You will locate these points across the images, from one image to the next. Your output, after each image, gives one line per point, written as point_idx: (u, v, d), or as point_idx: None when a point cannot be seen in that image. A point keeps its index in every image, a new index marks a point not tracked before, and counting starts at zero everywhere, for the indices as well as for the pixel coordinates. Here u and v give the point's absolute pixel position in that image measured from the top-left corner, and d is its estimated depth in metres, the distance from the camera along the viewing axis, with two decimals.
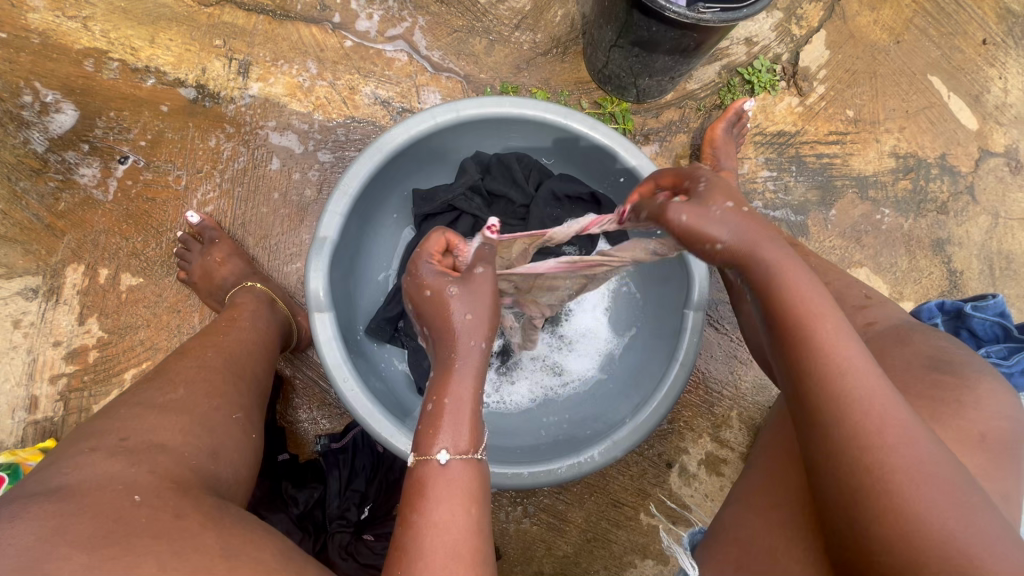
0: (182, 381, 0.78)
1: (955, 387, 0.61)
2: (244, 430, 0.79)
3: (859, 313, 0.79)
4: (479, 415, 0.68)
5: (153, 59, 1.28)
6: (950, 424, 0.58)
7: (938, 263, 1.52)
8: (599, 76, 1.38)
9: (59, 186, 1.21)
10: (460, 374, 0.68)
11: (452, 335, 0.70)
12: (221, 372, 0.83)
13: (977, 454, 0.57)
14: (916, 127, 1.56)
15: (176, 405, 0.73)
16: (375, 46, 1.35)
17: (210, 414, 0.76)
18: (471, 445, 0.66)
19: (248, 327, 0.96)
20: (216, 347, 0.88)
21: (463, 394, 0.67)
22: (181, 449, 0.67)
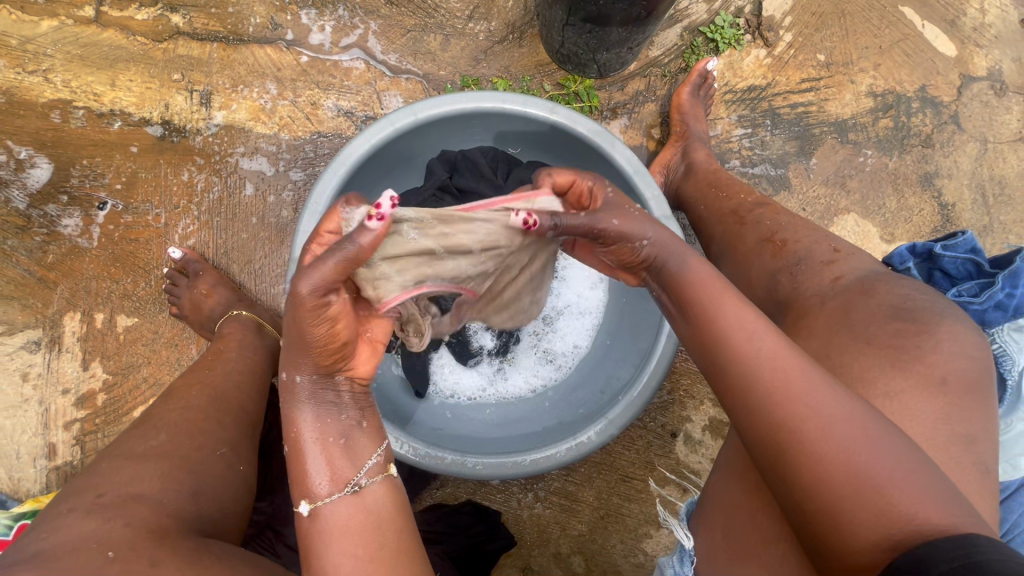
0: (163, 426, 0.82)
1: (916, 333, 0.67)
2: (229, 465, 0.83)
3: (828, 268, 0.80)
4: (346, 449, 0.70)
5: (116, 102, 1.30)
6: (912, 371, 0.64)
7: (928, 198, 1.48)
8: (558, 56, 1.36)
9: (45, 239, 1.25)
10: (307, 420, 0.69)
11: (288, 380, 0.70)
12: (204, 412, 0.86)
13: (937, 397, 0.62)
14: (892, 62, 1.52)
15: (154, 454, 0.76)
16: (331, 58, 1.35)
17: (192, 455, 0.79)
18: (336, 484, 0.68)
19: (233, 359, 1.00)
20: (200, 386, 0.91)
21: (322, 435, 0.69)
22: (158, 497, 0.70)
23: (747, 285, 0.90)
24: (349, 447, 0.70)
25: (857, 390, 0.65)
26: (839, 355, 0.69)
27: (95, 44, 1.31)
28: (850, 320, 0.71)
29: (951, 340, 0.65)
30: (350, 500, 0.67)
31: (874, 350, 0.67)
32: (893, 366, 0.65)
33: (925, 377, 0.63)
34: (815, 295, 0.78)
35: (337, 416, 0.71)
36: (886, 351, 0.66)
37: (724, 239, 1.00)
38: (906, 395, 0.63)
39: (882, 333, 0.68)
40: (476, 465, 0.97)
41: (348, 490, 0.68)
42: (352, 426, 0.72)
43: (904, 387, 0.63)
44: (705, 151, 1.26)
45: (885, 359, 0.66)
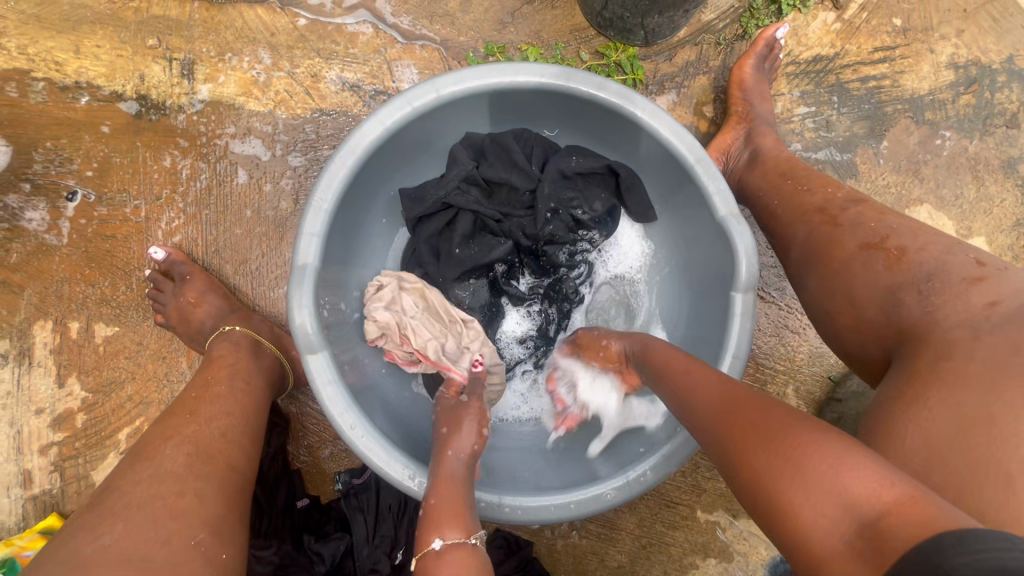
0: (124, 509, 0.61)
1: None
2: (210, 556, 0.62)
3: (976, 288, 0.63)
4: (469, 510, 0.73)
5: (82, 72, 1.11)
6: None
7: (1011, 187, 1.31)
8: (599, 20, 1.17)
9: (7, 235, 1.08)
10: (449, 469, 0.79)
11: (443, 442, 0.85)
12: (180, 480, 0.66)
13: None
14: (977, 28, 1.32)
15: (113, 552, 0.57)
16: (333, 20, 1.15)
17: (157, 551, 0.58)
18: (464, 530, 0.69)
19: (221, 396, 0.82)
20: (177, 440, 0.72)
21: (455, 492, 0.75)
22: None
23: (848, 305, 0.74)
24: (466, 508, 0.73)
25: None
26: (1010, 413, 0.51)
27: (54, 3, 1.11)
28: (1020, 365, 0.53)
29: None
30: (470, 550, 0.67)
31: None
32: None
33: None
34: (964, 326, 0.60)
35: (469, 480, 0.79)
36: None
37: (810, 244, 0.83)
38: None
39: None
40: (516, 507, 0.84)
41: (472, 542, 0.68)
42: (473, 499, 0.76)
43: None
44: (773, 135, 1.08)
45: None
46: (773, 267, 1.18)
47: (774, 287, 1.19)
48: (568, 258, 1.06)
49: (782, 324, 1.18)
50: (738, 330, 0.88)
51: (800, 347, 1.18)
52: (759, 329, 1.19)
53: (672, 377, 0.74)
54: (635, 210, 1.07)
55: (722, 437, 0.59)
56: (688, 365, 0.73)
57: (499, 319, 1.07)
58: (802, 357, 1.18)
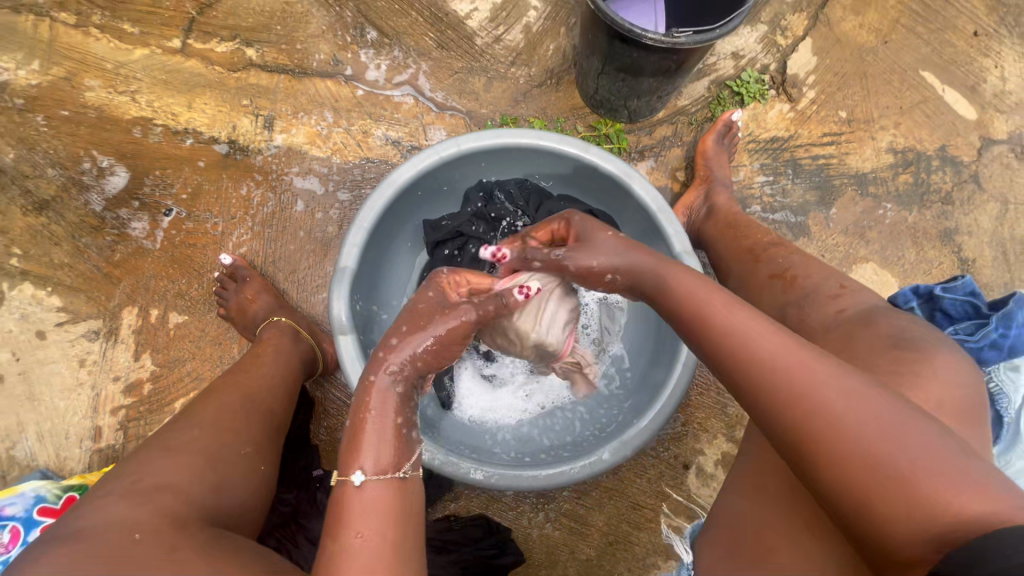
0: (198, 422, 0.88)
1: (915, 360, 0.68)
2: (252, 465, 0.88)
3: (833, 300, 0.85)
4: (401, 440, 0.76)
5: (191, 121, 1.45)
6: (909, 394, 0.65)
7: (948, 253, 1.52)
8: (592, 101, 1.47)
9: (115, 239, 1.37)
10: (380, 413, 0.76)
11: (369, 403, 0.76)
12: (235, 412, 0.93)
13: (936, 419, 0.63)
14: (912, 121, 1.59)
15: (190, 446, 0.83)
16: (384, 92, 1.48)
17: (219, 451, 0.85)
18: (390, 464, 0.73)
19: (268, 362, 1.09)
20: (235, 386, 0.99)
21: (386, 421, 0.76)
22: (185, 485, 0.76)
23: None
24: (396, 439, 0.75)
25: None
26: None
27: (177, 70, 1.46)
28: (851, 349, 0.74)
29: (945, 368, 0.67)
30: (396, 484, 0.72)
31: (876, 375, 0.69)
32: (891, 391, 0.66)
33: (923, 402, 0.64)
34: (820, 328, 0.82)
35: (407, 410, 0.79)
36: (884, 377, 0.68)
37: (740, 275, 1.05)
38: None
39: (880, 359, 0.71)
40: (494, 474, 1.02)
41: (399, 475, 0.73)
42: (411, 425, 0.79)
43: None
44: (727, 195, 1.33)
45: (881, 384, 0.67)
46: None
47: None
48: None
49: None
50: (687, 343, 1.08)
51: None
52: None
53: (703, 334, 0.74)
54: None
55: (778, 403, 0.62)
56: (728, 317, 0.72)
57: None
58: None
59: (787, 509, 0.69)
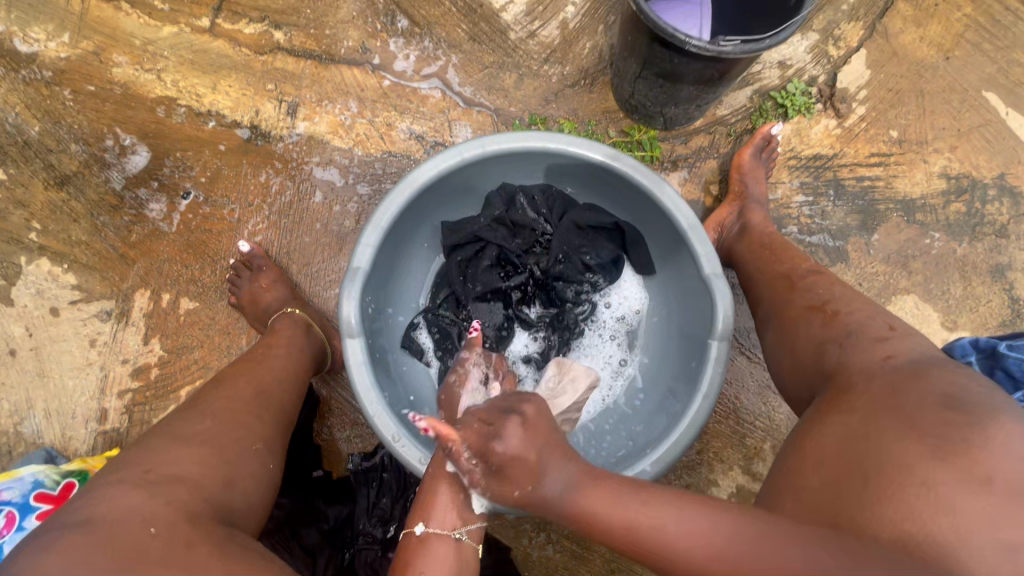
0: (210, 413, 0.85)
1: (967, 426, 0.62)
2: (263, 461, 0.84)
3: (879, 345, 0.78)
4: (458, 502, 0.85)
5: (214, 104, 1.42)
6: (952, 463, 0.60)
7: (998, 290, 1.42)
8: (626, 106, 1.41)
9: (132, 219, 1.36)
10: (442, 473, 0.85)
11: (433, 464, 0.86)
12: (248, 402, 0.90)
13: (981, 495, 0.58)
14: (970, 146, 1.48)
15: (203, 437, 0.80)
16: (411, 84, 1.43)
17: (232, 446, 0.81)
18: (448, 526, 0.85)
19: (281, 354, 1.05)
20: (249, 377, 0.96)
21: (447, 492, 0.85)
22: (198, 479, 0.73)
23: (792, 355, 0.89)
24: (457, 505, 0.85)
25: (889, 475, 0.62)
26: (880, 436, 0.66)
27: (204, 51, 1.43)
28: (897, 402, 0.68)
29: (1003, 439, 0.61)
30: (451, 543, 0.84)
31: (918, 437, 0.63)
32: (934, 458, 0.61)
33: (969, 474, 0.59)
34: (862, 372, 0.75)
35: (459, 479, 0.86)
36: (931, 440, 0.63)
37: (770, 303, 0.99)
38: (947, 491, 0.59)
39: (928, 420, 0.64)
40: None
41: (454, 535, 0.85)
42: (466, 493, 0.86)
43: (944, 479, 0.60)
44: (762, 215, 1.25)
45: (926, 448, 0.62)
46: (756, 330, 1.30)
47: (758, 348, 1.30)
48: (575, 296, 1.23)
49: (764, 384, 1.29)
50: (711, 373, 1.02)
51: (779, 408, 1.28)
52: (743, 386, 1.30)
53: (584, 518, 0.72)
54: (638, 262, 1.24)
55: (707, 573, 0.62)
56: (611, 515, 0.69)
57: (508, 339, 1.25)
58: (780, 417, 1.28)
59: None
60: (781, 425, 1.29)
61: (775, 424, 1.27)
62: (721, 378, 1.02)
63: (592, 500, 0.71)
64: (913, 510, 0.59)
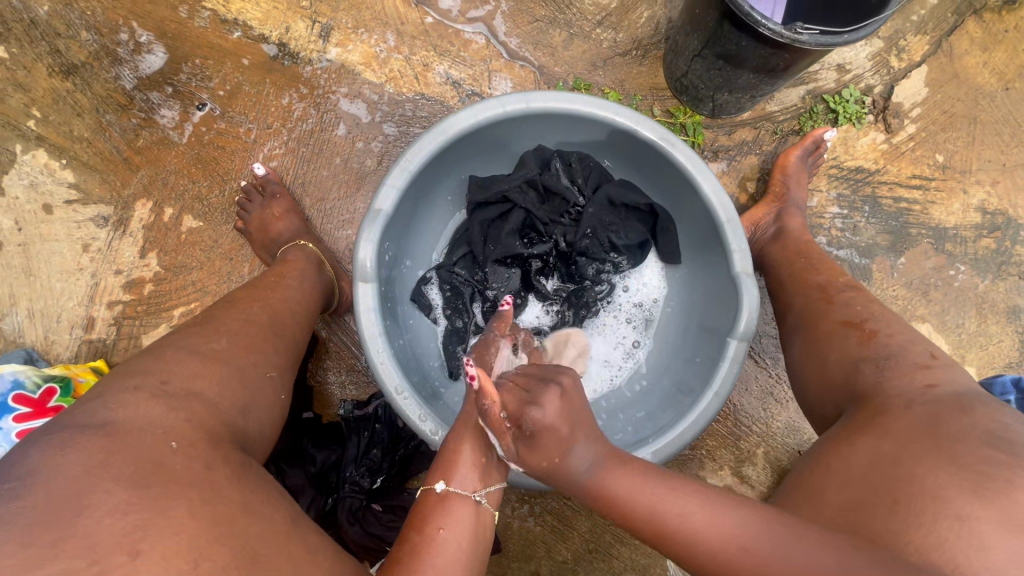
0: (225, 333, 0.81)
1: (1011, 467, 0.59)
2: (275, 391, 0.80)
3: (921, 371, 0.75)
4: (487, 459, 0.78)
5: (242, 13, 1.32)
6: (992, 501, 0.57)
7: (1011, 331, 1.41)
8: (676, 85, 1.34)
9: (140, 123, 1.27)
10: (478, 415, 0.80)
11: (469, 408, 0.81)
12: (262, 329, 0.85)
13: (1019, 538, 0.54)
14: (1011, 183, 1.45)
15: (218, 356, 0.76)
16: (455, 25, 1.34)
17: (249, 371, 0.77)
18: (472, 486, 0.75)
19: (294, 286, 1.00)
20: (262, 304, 0.91)
21: (480, 443, 0.78)
22: (216, 400, 0.69)
23: (822, 365, 0.87)
24: (486, 463, 0.77)
25: (921, 504, 0.59)
26: (914, 464, 0.63)
27: None
28: (937, 433, 0.65)
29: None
30: (472, 506, 0.73)
31: (956, 469, 0.60)
32: (974, 493, 0.58)
33: (1008, 514, 0.55)
34: (901, 397, 0.73)
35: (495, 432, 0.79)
36: (969, 475, 0.59)
37: (805, 311, 0.96)
38: (983, 528, 0.55)
39: (969, 454, 0.61)
40: None
41: (473, 497, 0.74)
42: (496, 450, 0.79)
43: (982, 515, 0.56)
44: (800, 219, 1.21)
45: (964, 482, 0.59)
46: (771, 336, 1.28)
47: (769, 354, 1.28)
48: (596, 274, 1.19)
49: (767, 391, 1.28)
50: (725, 371, 1.00)
51: (778, 416, 1.27)
52: (747, 390, 1.28)
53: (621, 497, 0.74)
54: (665, 248, 1.20)
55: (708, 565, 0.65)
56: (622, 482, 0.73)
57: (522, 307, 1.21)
58: (778, 425, 1.27)
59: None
60: (777, 433, 1.28)
61: (771, 431, 1.27)
62: (734, 378, 1.00)
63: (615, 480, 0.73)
64: (942, 541, 0.56)
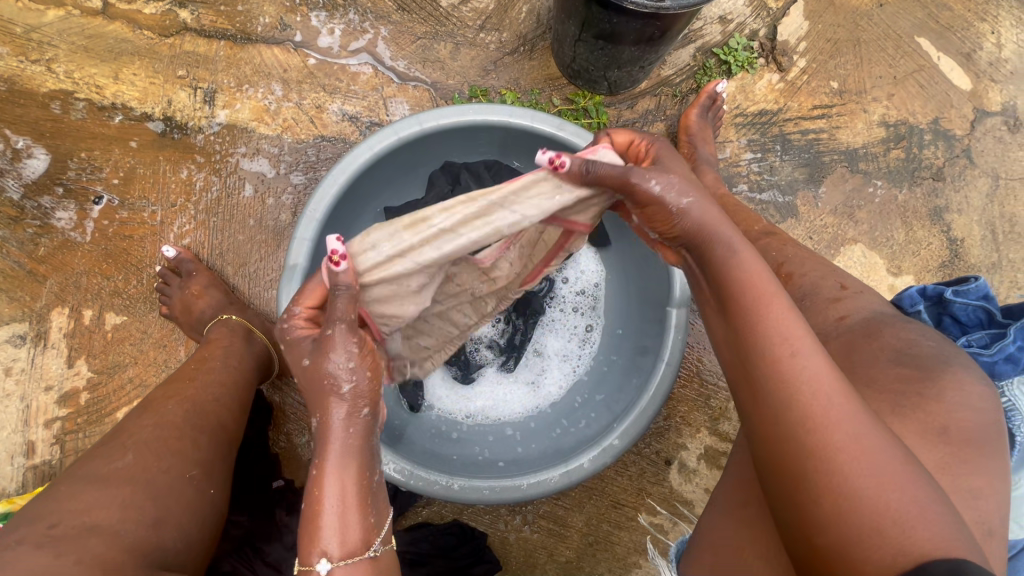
0: (133, 443, 0.78)
1: (921, 379, 0.63)
2: (198, 489, 0.80)
3: (833, 305, 0.77)
4: (368, 498, 0.64)
5: (119, 95, 1.28)
6: (910, 416, 0.61)
7: (937, 233, 1.46)
8: (569, 72, 1.35)
9: (38, 231, 1.23)
10: (342, 451, 0.64)
11: (324, 443, 0.64)
12: (178, 427, 0.83)
13: (936, 446, 0.59)
14: (906, 93, 1.50)
15: (120, 474, 0.74)
16: (339, 61, 1.33)
17: (158, 478, 0.76)
18: (360, 543, 0.62)
19: (217, 368, 0.97)
20: (177, 398, 0.88)
21: (349, 488, 0.63)
22: (116, 526, 0.68)
23: None
24: (369, 503, 0.64)
25: None
26: None
27: (100, 35, 1.28)
28: (852, 362, 0.69)
29: (954, 392, 0.62)
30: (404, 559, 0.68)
31: (876, 393, 0.64)
32: (892, 412, 0.62)
33: (927, 425, 0.60)
34: (818, 334, 0.76)
35: (368, 466, 0.66)
36: (886, 396, 0.63)
37: None
38: (907, 442, 0.59)
39: (884, 376, 0.65)
40: (464, 487, 0.95)
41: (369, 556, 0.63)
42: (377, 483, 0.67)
43: (904, 432, 0.60)
44: (713, 174, 1.23)
45: (884, 404, 0.63)
46: None
47: None
48: None
49: None
50: (671, 340, 1.00)
51: None
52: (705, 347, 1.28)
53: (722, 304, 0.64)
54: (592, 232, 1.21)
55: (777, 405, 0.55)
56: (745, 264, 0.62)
57: None
58: None
59: (748, 535, 0.70)
60: None
61: None
62: (682, 344, 1.00)
63: (720, 227, 0.66)
64: None
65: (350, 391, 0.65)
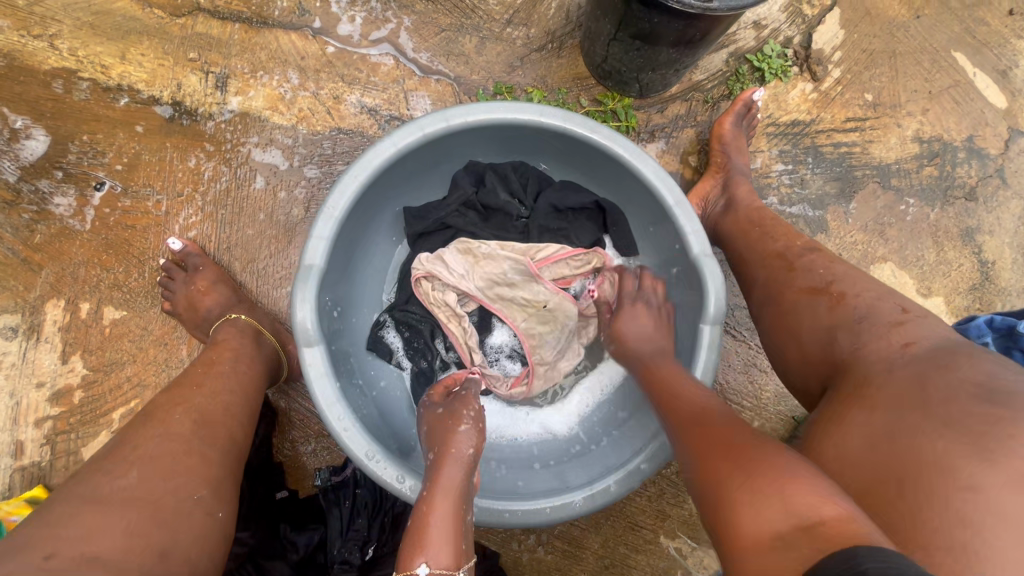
0: (137, 461, 0.72)
1: (1009, 420, 0.57)
2: (207, 513, 0.73)
3: (896, 330, 0.73)
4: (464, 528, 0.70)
5: (125, 76, 1.21)
6: (998, 463, 0.55)
7: (968, 254, 1.42)
8: (599, 72, 1.29)
9: (34, 217, 1.16)
10: (449, 476, 0.74)
11: (438, 469, 0.75)
12: (187, 442, 0.77)
13: None
14: (940, 108, 1.46)
15: (122, 499, 0.67)
16: (359, 50, 1.27)
17: (166, 501, 0.69)
18: (452, 561, 0.66)
19: (226, 373, 0.91)
20: (185, 407, 0.82)
21: (451, 509, 0.70)
22: (117, 561, 0.61)
23: (798, 343, 0.84)
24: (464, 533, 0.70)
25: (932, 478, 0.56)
26: (912, 436, 0.61)
27: (107, 12, 1.22)
28: (928, 397, 0.63)
29: None
30: None
31: (955, 434, 0.58)
32: (978, 457, 0.56)
33: (1019, 474, 0.53)
34: (881, 362, 0.71)
35: (466, 499, 0.73)
36: (969, 437, 0.57)
37: (768, 286, 0.93)
38: (998, 493, 0.53)
39: (966, 415, 0.59)
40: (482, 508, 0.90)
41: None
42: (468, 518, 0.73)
43: (993, 481, 0.54)
44: (748, 186, 1.19)
45: (967, 447, 0.57)
46: (743, 307, 1.26)
47: (745, 326, 1.25)
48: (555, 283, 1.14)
49: (749, 363, 1.25)
50: (704, 360, 0.95)
51: (767, 386, 1.24)
52: (730, 365, 1.25)
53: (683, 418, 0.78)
54: (621, 241, 1.15)
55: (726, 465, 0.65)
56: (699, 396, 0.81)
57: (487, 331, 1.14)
58: (768, 395, 1.24)
59: None
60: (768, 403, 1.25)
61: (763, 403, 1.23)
62: (714, 364, 0.95)
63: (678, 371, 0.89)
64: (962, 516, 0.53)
65: (465, 431, 0.81)
